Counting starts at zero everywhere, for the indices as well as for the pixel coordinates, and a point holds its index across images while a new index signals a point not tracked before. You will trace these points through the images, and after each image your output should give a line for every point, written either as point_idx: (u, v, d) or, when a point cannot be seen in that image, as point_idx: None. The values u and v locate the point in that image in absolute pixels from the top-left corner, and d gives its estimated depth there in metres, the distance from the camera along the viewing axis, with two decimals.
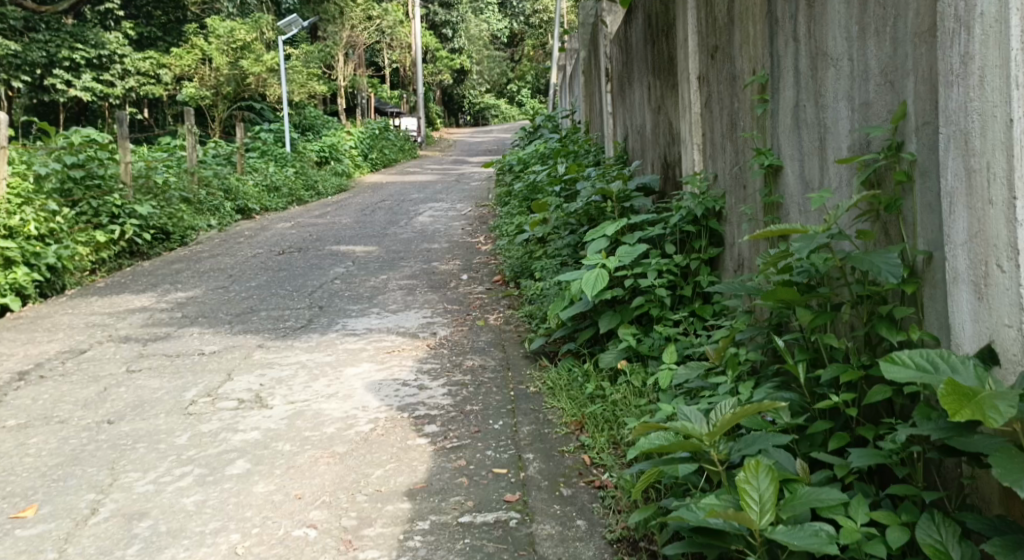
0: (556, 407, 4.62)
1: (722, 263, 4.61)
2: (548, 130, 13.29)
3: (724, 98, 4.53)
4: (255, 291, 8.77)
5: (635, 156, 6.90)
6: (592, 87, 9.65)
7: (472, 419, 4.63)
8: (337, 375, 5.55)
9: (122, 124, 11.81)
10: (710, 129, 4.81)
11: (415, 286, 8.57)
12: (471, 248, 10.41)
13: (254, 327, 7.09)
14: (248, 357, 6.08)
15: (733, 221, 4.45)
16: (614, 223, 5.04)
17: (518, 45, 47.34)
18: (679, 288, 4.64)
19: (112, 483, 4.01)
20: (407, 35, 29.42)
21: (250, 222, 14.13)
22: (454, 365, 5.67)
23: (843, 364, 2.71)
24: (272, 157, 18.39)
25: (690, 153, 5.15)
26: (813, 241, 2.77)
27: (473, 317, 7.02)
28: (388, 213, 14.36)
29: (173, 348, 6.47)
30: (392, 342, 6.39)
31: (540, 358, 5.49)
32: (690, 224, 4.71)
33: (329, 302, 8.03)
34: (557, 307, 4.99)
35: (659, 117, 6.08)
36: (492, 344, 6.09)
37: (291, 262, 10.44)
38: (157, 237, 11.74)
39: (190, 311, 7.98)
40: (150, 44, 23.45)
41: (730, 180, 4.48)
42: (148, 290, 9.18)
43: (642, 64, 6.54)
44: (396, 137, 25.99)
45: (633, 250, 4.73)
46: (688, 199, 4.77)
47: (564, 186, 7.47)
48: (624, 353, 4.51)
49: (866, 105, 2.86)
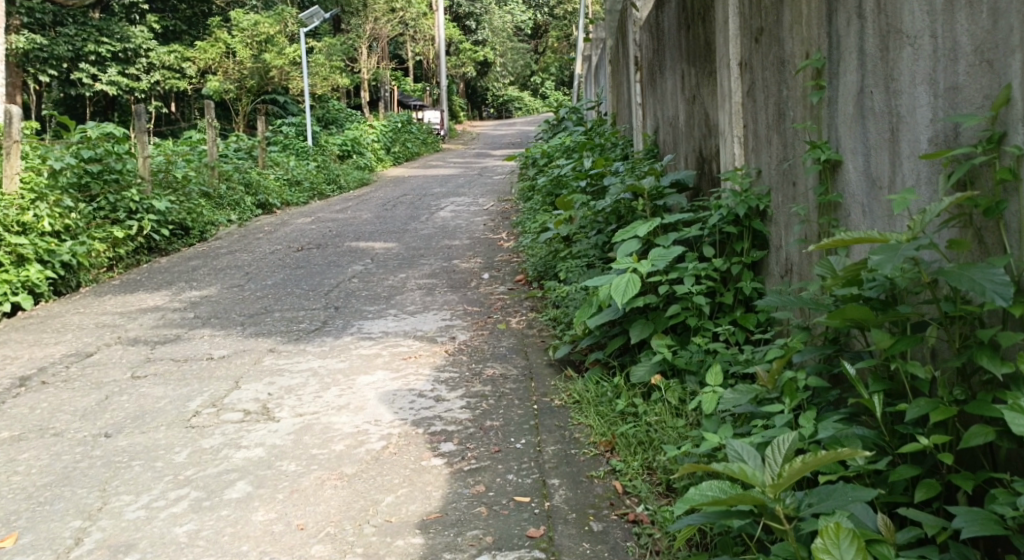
0: (583, 424, 4.25)
1: (766, 267, 4.21)
2: (572, 123, 12.90)
3: (770, 85, 4.14)
4: (272, 290, 8.43)
5: (667, 150, 6.50)
6: (619, 77, 9.26)
7: (492, 436, 4.25)
8: (350, 384, 5.18)
9: (140, 117, 11.44)
10: (752, 119, 4.42)
11: (435, 285, 8.21)
12: (493, 246, 10.04)
13: (268, 330, 6.73)
14: (257, 363, 5.72)
15: (780, 222, 4.06)
16: (646, 223, 4.65)
17: (542, 36, 46.84)
18: (719, 295, 4.25)
19: (101, 508, 3.65)
20: (431, 27, 29.10)
21: (270, 217, 13.80)
22: (473, 374, 5.29)
23: (932, 399, 2.31)
24: (294, 151, 18.07)
25: (729, 146, 4.76)
26: (897, 253, 2.36)
27: (494, 320, 6.65)
28: (409, 207, 14.02)
29: (181, 352, 6.11)
30: (409, 347, 6.02)
31: (566, 368, 5.12)
32: (729, 224, 4.32)
33: (346, 303, 7.67)
34: (584, 314, 4.62)
35: (694, 107, 5.68)
36: (514, 351, 5.72)
37: (309, 259, 10.08)
38: (176, 233, 11.43)
39: (203, 311, 7.64)
40: (175, 37, 23.17)
41: (775, 175, 4.10)
42: (163, 289, 8.85)
43: (674, 49, 6.14)
44: (418, 129, 25.64)
45: (668, 252, 4.35)
46: (728, 197, 4.37)
47: (591, 181, 7.08)
48: (659, 367, 4.13)
49: (953, 90, 2.54)
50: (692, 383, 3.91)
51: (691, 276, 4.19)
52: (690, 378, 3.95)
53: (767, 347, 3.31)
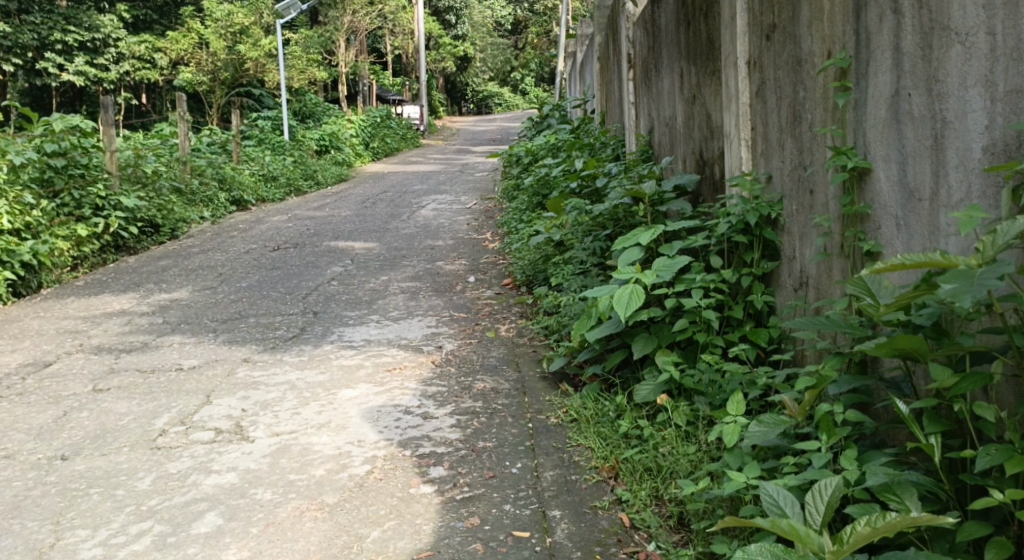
0: (582, 445, 3.98)
1: (778, 279, 3.92)
2: (557, 120, 12.59)
3: (784, 84, 3.85)
4: (245, 293, 8.10)
5: (664, 152, 6.22)
6: (609, 74, 8.98)
7: (485, 459, 3.96)
8: (330, 399, 4.88)
9: (107, 110, 11.05)
10: (763, 122, 4.13)
11: (418, 288, 7.91)
12: (478, 246, 9.75)
13: (241, 337, 6.42)
14: (230, 375, 5.41)
15: (794, 232, 3.77)
16: (649, 230, 4.38)
17: (522, 32, 46.41)
18: (728, 309, 3.99)
19: (53, 545, 3.34)
20: (410, 21, 28.74)
21: (245, 214, 13.46)
22: (463, 388, 5.00)
23: (1005, 446, 2.18)
24: (270, 146, 17.71)
25: (734, 149, 4.47)
26: (973, 276, 2.16)
27: (482, 327, 6.36)
28: (389, 205, 13.71)
29: (148, 362, 5.79)
30: (393, 357, 5.72)
31: (562, 383, 4.87)
32: (738, 233, 4.04)
33: (325, 307, 7.36)
34: (583, 327, 4.34)
35: (694, 108, 5.40)
36: (505, 362, 5.45)
37: (286, 259, 9.76)
38: (146, 231, 11.07)
39: (172, 316, 7.31)
40: (146, 27, 22.74)
41: (789, 182, 3.81)
42: (130, 291, 8.50)
43: (672, 47, 5.86)
44: (398, 125, 25.27)
45: (673, 262, 4.08)
46: (737, 204, 4.08)
47: (583, 182, 6.81)
48: (664, 386, 3.86)
49: (1018, 93, 2.36)
50: (702, 405, 3.64)
51: (699, 288, 3.93)
52: (701, 398, 3.68)
53: (790, 371, 3.04)
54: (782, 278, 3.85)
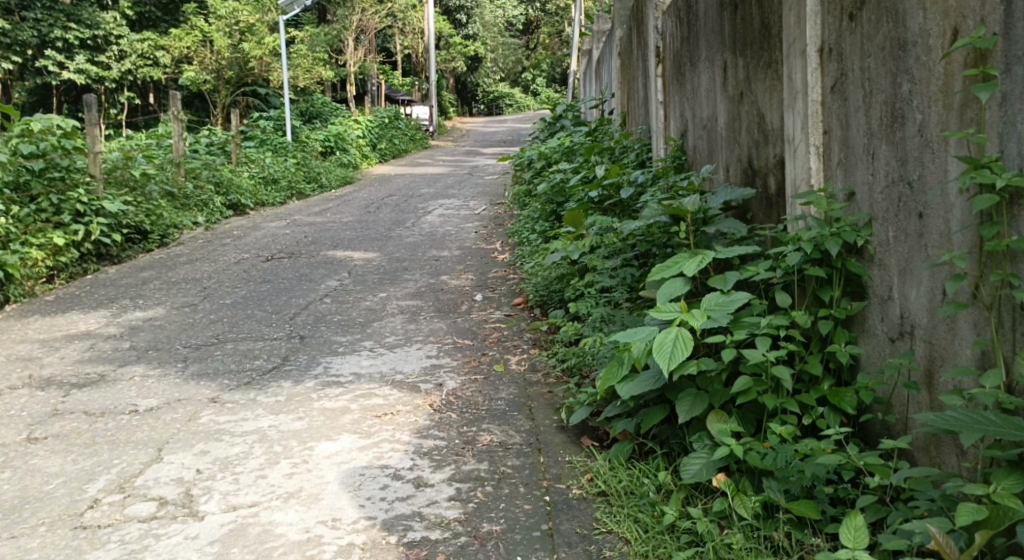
0: (614, 534, 3.21)
1: (865, 324, 3.10)
2: (572, 122, 11.73)
3: (874, 72, 3.04)
4: (228, 312, 7.25)
5: (700, 159, 5.37)
6: (632, 71, 8.14)
7: (491, 552, 3.19)
8: (304, 456, 4.04)
9: (93, 107, 10.18)
10: (841, 123, 3.29)
11: (420, 308, 7.07)
12: (486, 258, 8.91)
13: (213, 368, 5.57)
14: (190, 420, 4.57)
15: (891, 267, 2.95)
16: (696, 258, 3.58)
17: (533, 32, 45.49)
18: (801, 362, 3.15)
19: None
20: (420, 20, 27.94)
21: (241, 218, 12.64)
22: (465, 443, 4.17)
23: None
24: (271, 147, 16.92)
25: (798, 157, 3.60)
26: None
27: (490, 358, 5.52)
28: (394, 210, 12.87)
29: (99, 401, 4.95)
30: (385, 398, 4.86)
31: (584, 440, 4.09)
32: (812, 265, 3.22)
33: (313, 331, 6.51)
34: (613, 378, 3.53)
35: (742, 108, 4.55)
36: (515, 407, 4.62)
37: (278, 272, 8.93)
38: (132, 238, 10.22)
39: (141, 340, 6.45)
40: (151, 25, 21.98)
41: (885, 201, 2.99)
42: (102, 308, 7.67)
43: (713, 36, 5.01)
44: (406, 126, 24.40)
45: (731, 301, 3.28)
46: (810, 226, 3.26)
47: (604, 193, 6.11)
48: (720, 463, 3.04)
49: None
50: (773, 493, 2.86)
51: (765, 337, 3.11)
52: (772, 482, 2.89)
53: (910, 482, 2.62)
54: (874, 326, 3.04)
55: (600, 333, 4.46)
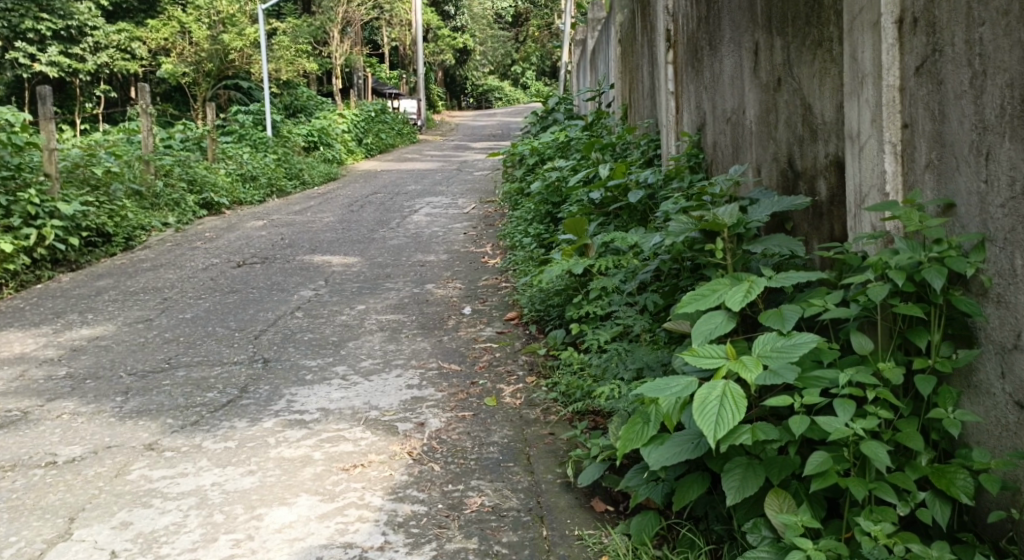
0: None
1: (974, 380, 2.36)
2: (566, 114, 10.93)
3: (994, 45, 2.29)
4: (185, 330, 6.43)
5: (724, 158, 4.58)
6: (635, 60, 7.37)
7: None
8: (249, 530, 3.25)
9: (47, 100, 9.32)
10: (931, 114, 2.52)
11: (401, 324, 6.28)
12: (475, 264, 8.11)
13: (157, 403, 4.75)
14: (117, 476, 3.77)
15: (1019, 307, 2.24)
16: (740, 288, 2.81)
17: (522, 23, 44.61)
18: (890, 429, 2.40)
19: None
20: (407, 12, 27.07)
21: (215, 218, 11.80)
22: (449, 509, 3.38)
23: None
24: (251, 142, 16.06)
25: (864, 157, 2.81)
26: None
27: (480, 389, 4.71)
28: (379, 209, 12.05)
29: (13, 449, 4.14)
30: (356, 444, 4.05)
31: (596, 501, 3.35)
32: (900, 300, 2.48)
33: (279, 353, 5.70)
34: (635, 439, 2.76)
35: (779, 96, 3.76)
36: (511, 457, 3.82)
37: (248, 280, 8.10)
38: (93, 242, 9.35)
39: (81, 366, 5.63)
40: (127, 16, 21.02)
41: (1007, 218, 2.28)
42: (46, 325, 6.83)
43: (741, 13, 4.21)
44: (393, 119, 23.58)
45: (795, 347, 2.52)
46: (899, 248, 2.50)
47: (609, 195, 5.34)
48: None
49: None
50: None
51: (845, 401, 2.37)
52: None
53: None
54: (988, 385, 2.32)
55: (619, 380, 3.62)
